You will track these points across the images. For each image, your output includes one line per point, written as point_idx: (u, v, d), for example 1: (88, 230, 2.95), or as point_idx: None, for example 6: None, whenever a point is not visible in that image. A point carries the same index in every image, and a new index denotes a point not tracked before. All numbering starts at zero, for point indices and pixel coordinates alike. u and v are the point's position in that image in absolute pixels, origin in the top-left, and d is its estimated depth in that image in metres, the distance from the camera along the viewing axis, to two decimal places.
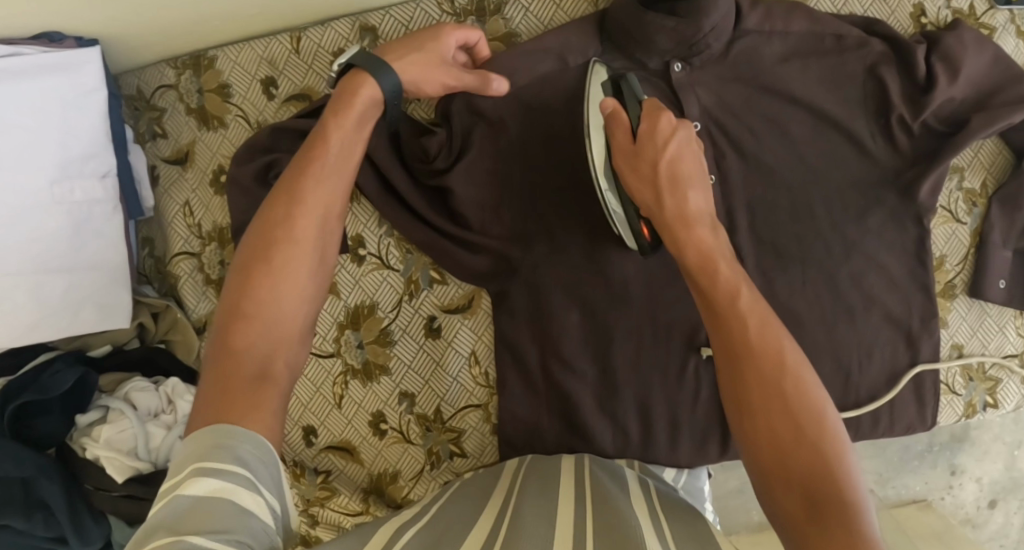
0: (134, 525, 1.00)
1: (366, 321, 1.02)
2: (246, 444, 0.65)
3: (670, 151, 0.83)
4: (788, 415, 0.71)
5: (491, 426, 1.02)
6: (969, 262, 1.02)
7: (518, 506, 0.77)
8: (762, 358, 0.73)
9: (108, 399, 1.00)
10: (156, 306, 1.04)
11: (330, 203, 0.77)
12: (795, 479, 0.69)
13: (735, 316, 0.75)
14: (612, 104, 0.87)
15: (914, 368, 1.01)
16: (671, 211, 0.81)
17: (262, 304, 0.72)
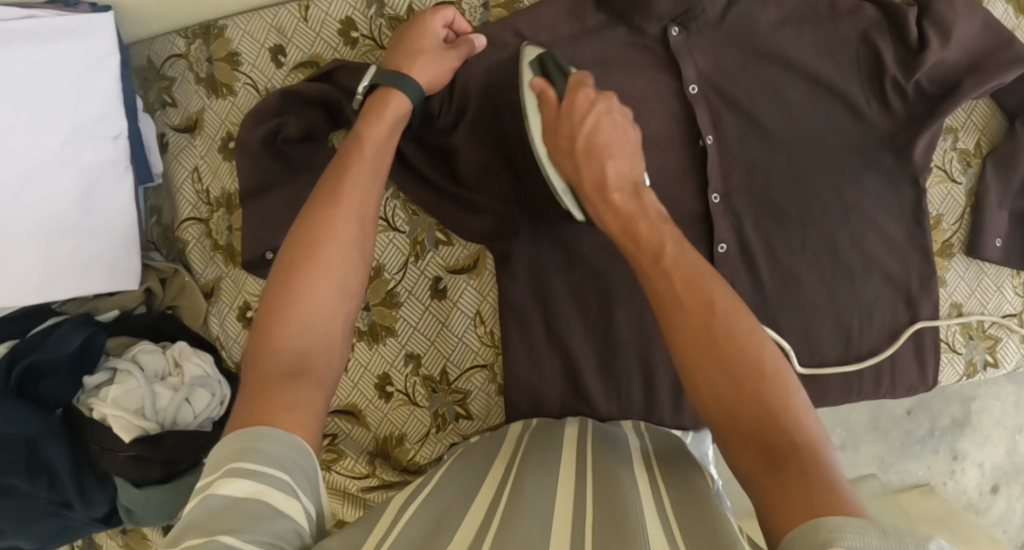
0: (139, 487, 0.99)
1: (372, 283, 1.02)
2: (280, 445, 0.65)
3: (586, 125, 0.85)
4: (727, 365, 0.69)
5: (497, 386, 1.03)
6: (965, 222, 1.03)
7: (521, 475, 0.77)
8: (689, 319, 0.71)
9: (116, 361, 1.00)
10: (165, 271, 1.05)
11: (362, 209, 0.80)
12: (750, 439, 0.66)
13: (664, 276, 0.74)
14: (539, 83, 0.90)
15: (915, 326, 1.02)
16: (581, 182, 0.85)
17: (297, 307, 0.74)
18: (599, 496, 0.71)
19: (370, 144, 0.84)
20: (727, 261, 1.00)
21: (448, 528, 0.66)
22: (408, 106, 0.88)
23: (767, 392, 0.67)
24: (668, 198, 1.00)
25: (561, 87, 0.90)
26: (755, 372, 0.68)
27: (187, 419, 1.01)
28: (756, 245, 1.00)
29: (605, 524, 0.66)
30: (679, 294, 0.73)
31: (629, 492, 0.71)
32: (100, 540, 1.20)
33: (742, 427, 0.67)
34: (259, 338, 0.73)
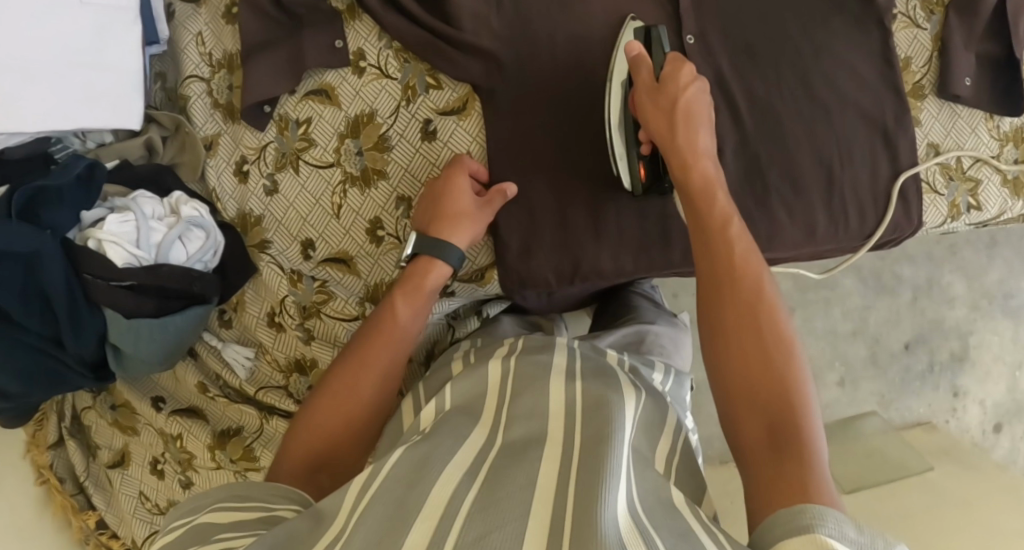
0: (129, 318, 1.01)
1: (365, 129, 1.06)
2: (255, 500, 0.80)
3: (689, 92, 0.93)
4: (760, 342, 0.80)
5: (485, 225, 1.06)
6: (934, 64, 1.08)
7: (511, 418, 0.86)
8: (710, 213, 0.88)
9: (112, 201, 1.03)
10: (166, 125, 1.10)
11: (389, 372, 0.95)
12: (739, 337, 0.81)
13: (724, 240, 0.86)
14: (637, 48, 0.96)
15: (900, 178, 1.06)
16: (655, 129, 0.93)
17: (342, 399, 0.92)
18: (586, 428, 0.80)
19: (451, 229, 1.00)
20: (705, 96, 1.05)
21: (435, 467, 0.76)
22: (637, 45, 0.95)
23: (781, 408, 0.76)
24: (648, 39, 1.05)
25: (659, 57, 0.98)
26: (757, 323, 0.81)
27: (180, 257, 1.03)
28: (732, 81, 1.05)
29: (586, 452, 0.76)
30: (704, 222, 0.88)
31: (608, 427, 0.78)
32: (90, 421, 1.21)
33: (742, 334, 0.81)
34: (320, 405, 0.92)
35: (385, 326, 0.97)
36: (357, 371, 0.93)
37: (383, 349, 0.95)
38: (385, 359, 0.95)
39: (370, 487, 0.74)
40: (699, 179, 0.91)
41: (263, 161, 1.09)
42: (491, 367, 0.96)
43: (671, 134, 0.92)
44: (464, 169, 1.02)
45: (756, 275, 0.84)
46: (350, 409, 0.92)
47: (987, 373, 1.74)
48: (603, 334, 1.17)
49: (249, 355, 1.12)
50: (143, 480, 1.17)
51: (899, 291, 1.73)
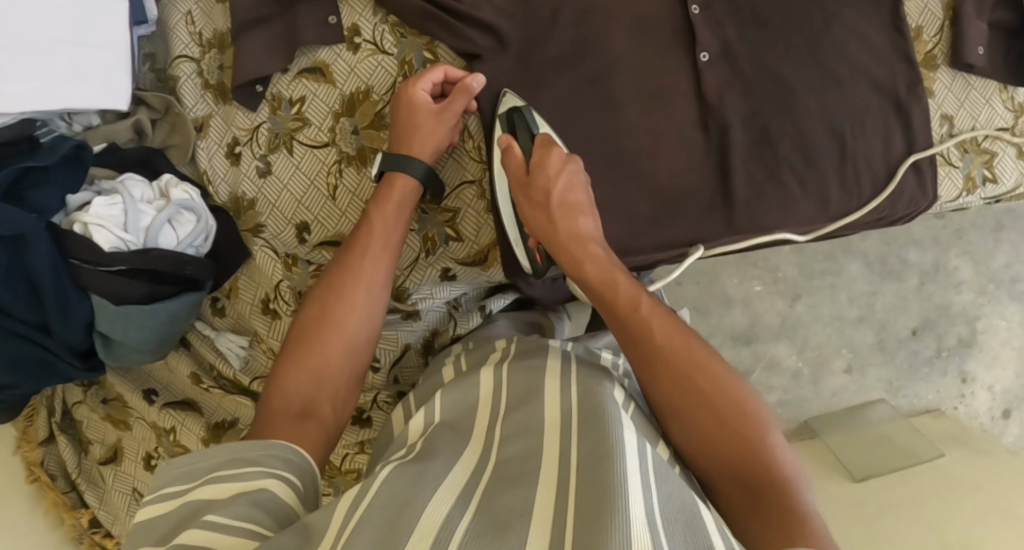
0: (118, 305, 0.97)
1: (361, 107, 1.03)
2: (252, 466, 0.78)
3: (561, 181, 0.92)
4: (707, 406, 0.81)
5: (486, 203, 1.02)
6: (947, 34, 1.05)
7: (504, 435, 0.84)
8: (621, 301, 0.88)
9: (101, 185, 1.00)
10: (156, 107, 1.07)
11: (364, 312, 0.93)
12: (700, 422, 0.81)
13: (640, 322, 0.86)
14: (506, 139, 0.94)
15: (913, 157, 1.03)
16: (557, 238, 0.92)
17: (314, 351, 0.90)
18: (582, 442, 0.77)
19: (417, 140, 0.97)
20: (710, 70, 1.02)
21: (428, 489, 0.73)
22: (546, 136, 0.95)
23: (740, 440, 0.79)
24: (653, 9, 1.02)
25: (526, 140, 0.95)
26: (694, 375, 0.83)
27: (170, 242, 0.99)
28: (738, 50, 1.02)
29: (588, 466, 0.74)
30: (610, 295, 0.89)
31: (607, 441, 0.75)
32: (81, 417, 1.17)
33: (703, 432, 0.81)
34: (290, 362, 0.90)
35: (356, 264, 0.95)
36: (329, 318, 0.92)
37: (354, 287, 0.93)
38: (358, 300, 0.93)
39: (363, 502, 0.72)
40: (595, 269, 0.90)
41: (256, 142, 1.05)
42: (484, 376, 0.94)
43: (555, 235, 0.92)
44: (430, 75, 0.97)
45: (680, 341, 0.85)
46: (336, 354, 0.90)
47: (995, 357, 1.71)
48: (601, 333, 1.11)
49: (243, 344, 1.08)
50: (137, 477, 1.13)
51: (905, 276, 1.70)
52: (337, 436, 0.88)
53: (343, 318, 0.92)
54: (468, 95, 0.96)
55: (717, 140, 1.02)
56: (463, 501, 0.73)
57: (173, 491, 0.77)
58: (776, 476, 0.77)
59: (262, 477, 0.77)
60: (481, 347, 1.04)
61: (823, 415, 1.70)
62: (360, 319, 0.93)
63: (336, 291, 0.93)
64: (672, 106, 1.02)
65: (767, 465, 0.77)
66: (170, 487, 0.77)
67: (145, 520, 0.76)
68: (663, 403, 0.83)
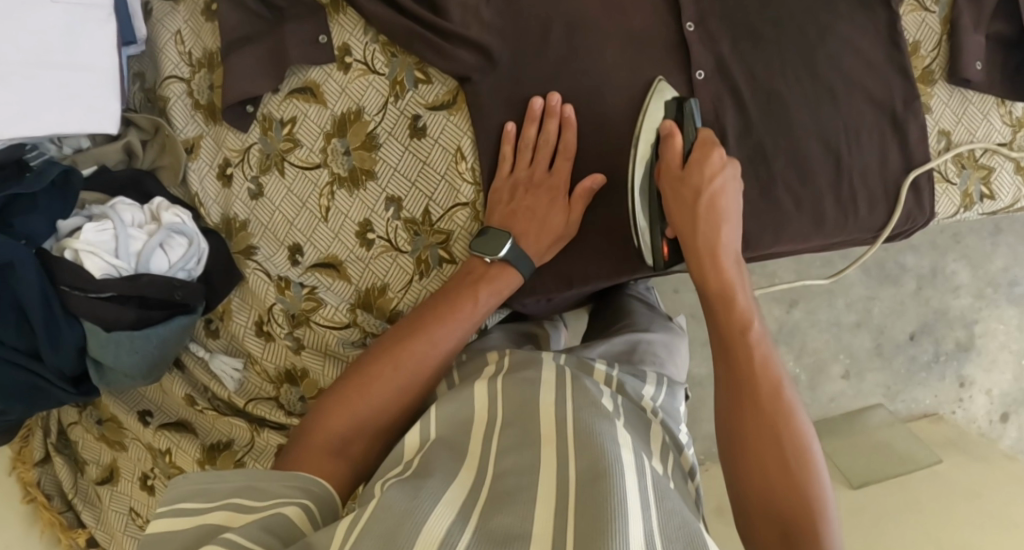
0: (109, 331, 0.97)
1: (352, 127, 1.02)
2: (274, 491, 0.78)
3: (714, 183, 0.91)
4: (776, 441, 0.81)
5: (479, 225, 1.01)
6: (944, 48, 1.04)
7: (501, 450, 0.83)
8: (730, 318, 0.88)
9: (91, 210, 0.99)
10: (145, 128, 1.06)
11: (423, 373, 0.92)
12: (764, 452, 0.82)
13: (744, 346, 0.86)
14: (668, 126, 0.93)
15: (913, 174, 1.02)
16: (686, 234, 0.91)
17: (362, 393, 0.90)
18: (580, 459, 0.77)
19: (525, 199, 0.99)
20: (705, 87, 1.01)
21: (426, 507, 0.72)
22: (666, 124, 0.92)
23: (795, 501, 0.79)
24: (646, 26, 1.01)
25: (689, 138, 0.94)
26: (775, 434, 0.82)
27: (161, 266, 0.99)
28: (733, 66, 1.01)
29: (586, 481, 0.74)
30: (722, 304, 0.89)
31: (603, 460, 0.75)
32: (76, 437, 1.16)
33: (769, 480, 0.80)
34: (337, 399, 0.90)
35: (435, 324, 0.94)
36: (392, 368, 0.91)
37: (422, 347, 0.93)
38: (422, 359, 0.92)
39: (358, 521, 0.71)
40: (716, 280, 0.90)
41: (248, 163, 1.04)
42: (479, 389, 0.92)
43: (691, 240, 0.90)
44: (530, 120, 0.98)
45: (777, 386, 0.84)
46: (387, 408, 0.90)
47: (993, 361, 1.70)
48: (594, 343, 1.13)
49: (237, 366, 1.08)
50: (133, 497, 1.12)
51: (903, 281, 1.69)
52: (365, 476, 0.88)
53: (407, 379, 0.91)
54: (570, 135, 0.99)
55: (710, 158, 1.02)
56: (466, 516, 0.73)
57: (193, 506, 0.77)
58: (812, 533, 0.78)
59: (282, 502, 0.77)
60: (474, 359, 1.02)
61: (821, 420, 1.70)
62: (421, 386, 0.92)
63: (407, 347, 0.93)
64: None
65: (806, 520, 0.78)
66: (188, 504, 0.76)
67: (160, 534, 0.75)
68: (733, 417, 0.84)
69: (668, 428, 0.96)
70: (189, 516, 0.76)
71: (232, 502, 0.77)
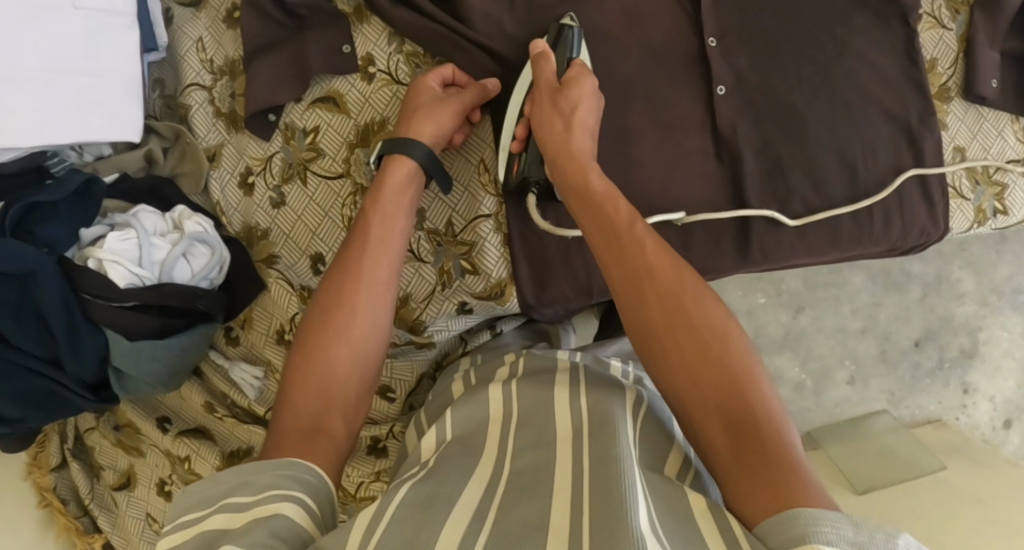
0: (131, 341, 0.97)
1: (375, 136, 1.02)
2: (270, 487, 0.75)
3: (582, 93, 0.91)
4: (692, 333, 0.77)
5: (502, 237, 0.99)
6: (961, 65, 1.05)
7: (516, 448, 0.83)
8: (616, 213, 0.84)
9: (112, 218, 0.99)
10: (166, 135, 1.06)
11: (369, 311, 0.90)
12: (686, 356, 0.77)
13: (635, 242, 0.82)
14: (543, 46, 0.94)
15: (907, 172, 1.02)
16: (554, 144, 0.89)
17: (318, 362, 0.87)
18: (592, 448, 0.77)
19: (417, 121, 0.95)
20: (726, 102, 1.01)
21: (440, 509, 0.73)
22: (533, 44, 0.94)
23: (729, 383, 0.74)
24: (668, 41, 1.02)
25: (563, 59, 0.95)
26: (687, 315, 0.78)
27: (184, 276, 0.99)
28: (752, 80, 1.02)
29: (598, 470, 0.73)
30: (588, 195, 0.86)
31: (614, 448, 0.75)
32: (93, 442, 1.17)
33: (695, 375, 0.76)
34: (294, 375, 0.87)
35: (364, 260, 0.92)
36: (340, 322, 0.89)
37: (359, 289, 0.90)
38: (364, 298, 0.90)
39: (380, 520, 0.72)
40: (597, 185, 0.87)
41: (269, 172, 1.04)
42: (493, 391, 0.94)
43: (556, 161, 0.89)
44: (441, 69, 0.98)
45: (669, 265, 0.80)
46: (345, 361, 0.88)
47: (996, 368, 1.72)
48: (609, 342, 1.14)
49: (257, 374, 1.07)
50: (150, 503, 1.12)
51: (909, 288, 1.71)
52: (353, 444, 0.86)
53: (349, 322, 0.89)
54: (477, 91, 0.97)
55: (729, 172, 1.02)
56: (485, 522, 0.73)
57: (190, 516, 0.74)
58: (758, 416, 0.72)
59: (279, 497, 0.74)
60: (489, 361, 1.03)
61: (826, 426, 1.71)
62: (364, 321, 0.90)
63: (338, 292, 0.90)
64: (688, 138, 1.02)
65: (754, 402, 0.73)
66: (187, 515, 0.74)
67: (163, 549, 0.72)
68: (642, 321, 0.79)
69: None
70: (190, 525, 0.73)
71: (229, 503, 0.74)
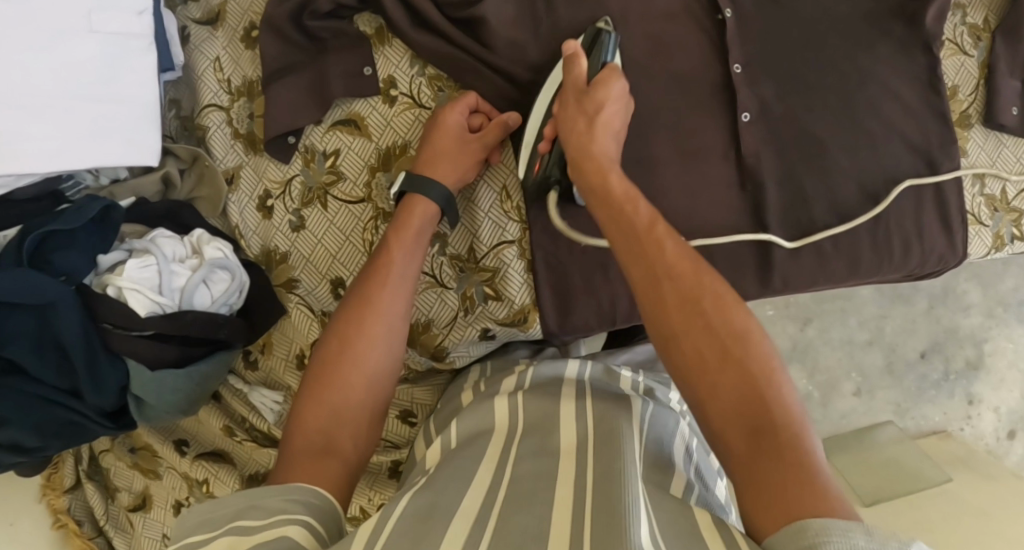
0: (154, 371, 0.95)
1: (397, 161, 1.01)
2: (276, 507, 0.75)
3: (608, 104, 0.90)
4: (709, 332, 0.75)
5: (526, 263, 0.99)
6: (981, 92, 1.05)
7: (519, 456, 0.83)
8: (634, 212, 0.82)
9: (131, 243, 0.97)
10: (184, 158, 1.05)
11: (384, 340, 0.90)
12: (706, 353, 0.75)
13: (648, 237, 0.80)
14: (574, 47, 0.93)
15: (902, 184, 1.01)
16: (576, 145, 0.88)
17: (329, 387, 0.87)
18: (595, 465, 0.77)
19: (441, 164, 0.96)
20: (750, 129, 1.01)
21: (441, 522, 0.73)
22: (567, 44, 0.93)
23: (754, 398, 0.72)
24: (692, 68, 1.01)
25: (594, 64, 0.94)
26: (709, 329, 0.75)
27: (204, 302, 0.97)
28: (776, 108, 1.01)
29: (603, 484, 0.73)
30: (606, 195, 0.84)
31: (618, 463, 0.76)
32: (107, 463, 1.16)
33: (712, 386, 0.73)
34: (304, 398, 0.87)
35: (380, 287, 0.92)
36: (353, 347, 0.89)
37: (374, 316, 0.90)
38: (379, 325, 0.90)
39: (380, 535, 0.71)
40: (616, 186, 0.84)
41: (289, 196, 1.03)
42: (498, 404, 0.94)
43: (577, 140, 0.88)
44: (465, 100, 0.97)
45: (689, 267, 0.78)
46: (357, 386, 0.88)
47: (1001, 380, 1.73)
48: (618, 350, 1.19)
49: (277, 399, 1.06)
50: (166, 524, 1.12)
51: (915, 300, 1.72)
52: (360, 471, 0.85)
53: (361, 349, 0.89)
54: (495, 127, 0.96)
55: (753, 199, 1.01)
56: None
57: (195, 538, 0.74)
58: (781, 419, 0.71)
59: (286, 519, 0.74)
60: (499, 370, 1.03)
61: (832, 438, 1.71)
62: (381, 347, 0.90)
63: (357, 316, 0.90)
64: (711, 166, 1.01)
65: (774, 407, 0.71)
66: (193, 536, 0.74)
67: None
68: (657, 318, 0.77)
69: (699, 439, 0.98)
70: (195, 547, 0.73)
71: (234, 525, 0.74)
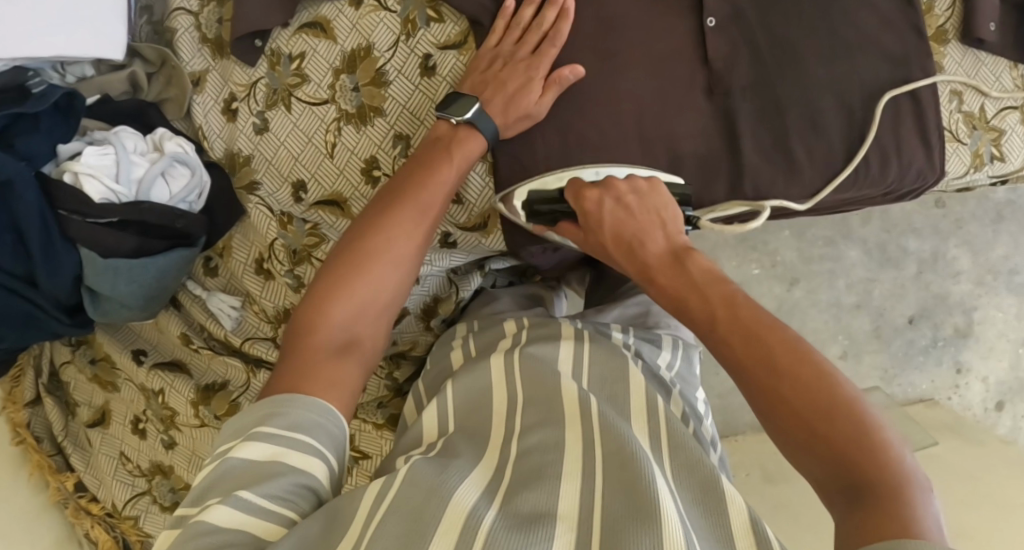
0: (107, 258, 0.96)
1: (362, 63, 0.99)
2: (308, 422, 0.73)
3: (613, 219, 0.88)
4: (801, 393, 0.70)
5: (488, 167, 1.00)
6: (958, 9, 1.02)
7: (523, 428, 0.79)
8: (720, 302, 0.79)
9: (91, 136, 0.98)
10: (152, 62, 1.05)
11: (408, 241, 0.88)
12: (806, 415, 0.69)
13: (738, 320, 0.76)
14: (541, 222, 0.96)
15: (885, 95, 0.98)
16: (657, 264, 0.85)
17: (357, 288, 0.84)
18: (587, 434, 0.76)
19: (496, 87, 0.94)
20: (718, 34, 0.99)
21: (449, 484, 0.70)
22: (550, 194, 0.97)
23: (853, 438, 0.67)
24: None
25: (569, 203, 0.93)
26: (806, 378, 0.71)
27: (162, 196, 0.97)
28: (748, 16, 0.99)
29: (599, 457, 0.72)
30: (704, 293, 0.80)
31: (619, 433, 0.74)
32: (68, 377, 1.17)
33: (796, 444, 0.70)
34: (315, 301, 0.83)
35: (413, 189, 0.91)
36: (377, 246, 0.86)
37: (400, 217, 0.88)
38: (406, 225, 0.88)
39: (373, 521, 0.67)
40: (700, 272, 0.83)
41: (254, 98, 1.02)
42: (493, 363, 0.89)
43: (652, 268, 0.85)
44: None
45: (776, 327, 0.74)
46: (375, 288, 0.85)
47: (991, 349, 1.62)
48: (607, 308, 1.07)
49: (235, 305, 1.06)
50: (125, 441, 1.14)
51: (903, 264, 1.60)
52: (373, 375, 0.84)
53: (382, 247, 0.87)
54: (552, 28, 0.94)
55: (725, 107, 1.00)
56: (490, 496, 0.71)
57: (221, 449, 0.73)
58: (892, 483, 0.64)
59: (314, 442, 0.73)
60: (489, 328, 0.99)
61: None
62: (406, 258, 0.88)
63: (381, 216, 0.88)
64: (677, 73, 0.99)
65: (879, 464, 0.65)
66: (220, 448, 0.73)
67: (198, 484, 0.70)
68: (769, 407, 0.72)
69: (688, 397, 0.93)
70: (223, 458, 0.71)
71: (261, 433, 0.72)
